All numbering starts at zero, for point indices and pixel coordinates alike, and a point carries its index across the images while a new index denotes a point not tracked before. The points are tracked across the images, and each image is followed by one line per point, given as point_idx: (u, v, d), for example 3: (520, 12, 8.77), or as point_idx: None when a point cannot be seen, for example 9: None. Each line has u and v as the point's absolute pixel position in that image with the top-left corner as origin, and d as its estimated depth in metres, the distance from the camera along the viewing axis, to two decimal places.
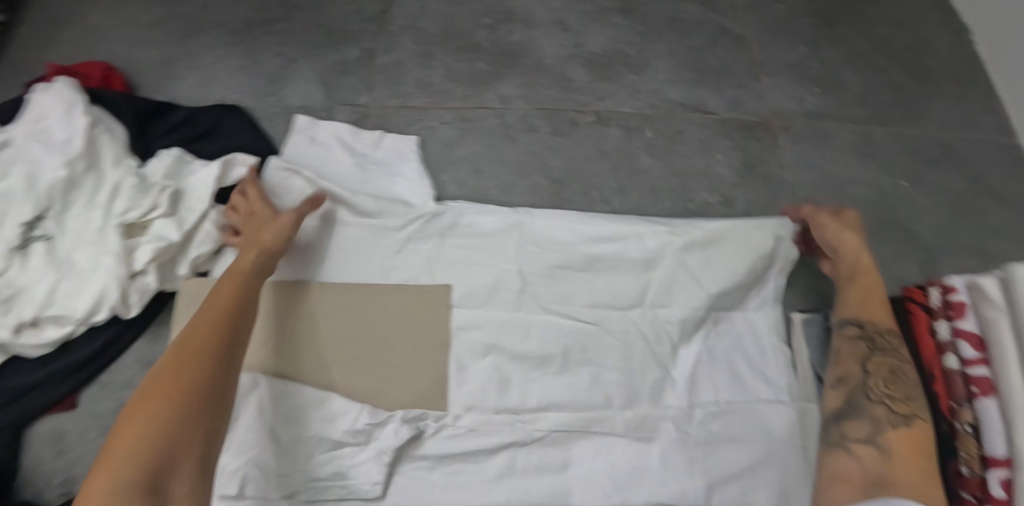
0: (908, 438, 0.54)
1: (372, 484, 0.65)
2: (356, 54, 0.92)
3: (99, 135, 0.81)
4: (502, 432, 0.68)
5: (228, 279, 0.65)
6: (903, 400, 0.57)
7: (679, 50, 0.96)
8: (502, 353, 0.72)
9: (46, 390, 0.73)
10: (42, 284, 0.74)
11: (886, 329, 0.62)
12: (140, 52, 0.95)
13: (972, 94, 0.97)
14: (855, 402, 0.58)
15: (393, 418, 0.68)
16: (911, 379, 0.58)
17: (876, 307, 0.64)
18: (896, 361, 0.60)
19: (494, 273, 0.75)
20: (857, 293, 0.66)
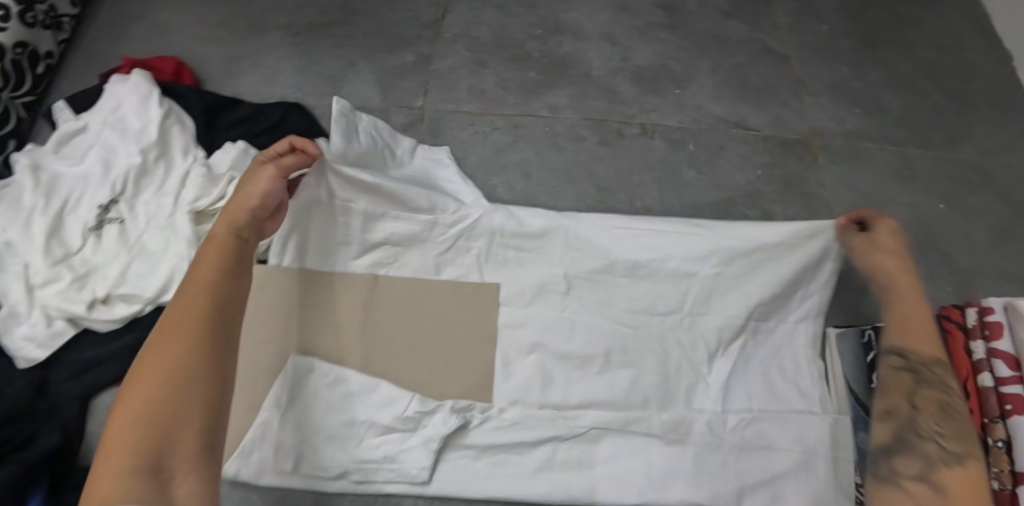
0: (964, 478, 0.52)
1: (420, 468, 0.69)
2: (413, 59, 0.96)
3: (171, 126, 0.86)
4: (545, 426, 0.72)
5: (214, 250, 0.61)
6: (956, 439, 0.55)
7: (723, 67, 0.99)
8: (547, 352, 0.76)
9: (112, 364, 0.77)
10: (115, 263, 0.78)
11: (932, 361, 0.60)
12: (207, 47, 0.99)
13: (1013, 121, 0.98)
14: (905, 438, 0.56)
15: (442, 407, 0.71)
16: (962, 416, 0.57)
17: (922, 336, 0.62)
18: (945, 397, 0.58)
19: (541, 276, 0.79)
20: (903, 322, 0.64)
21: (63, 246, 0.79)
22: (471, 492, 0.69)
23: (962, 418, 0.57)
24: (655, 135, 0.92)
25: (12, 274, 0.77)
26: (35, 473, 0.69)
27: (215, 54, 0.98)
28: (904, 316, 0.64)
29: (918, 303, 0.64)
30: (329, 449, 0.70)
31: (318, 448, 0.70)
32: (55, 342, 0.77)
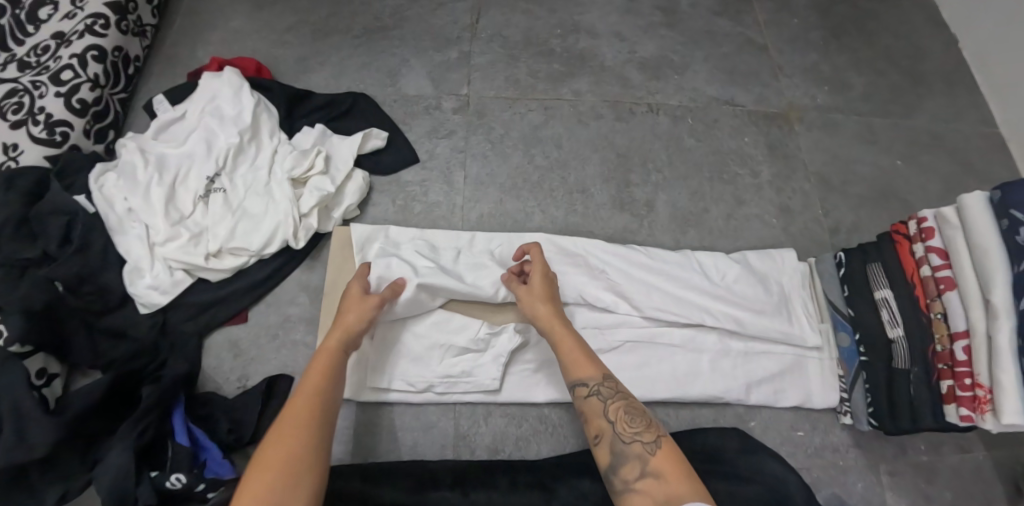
0: (665, 452, 0.63)
1: (491, 379, 0.84)
2: (456, 55, 1.14)
3: (261, 112, 1.02)
4: (593, 341, 0.88)
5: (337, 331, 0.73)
6: (647, 429, 0.65)
7: (714, 57, 1.19)
8: (590, 282, 0.90)
9: (226, 306, 0.93)
10: (223, 224, 0.93)
11: (603, 379, 0.70)
12: (277, 48, 1.16)
13: (958, 94, 1.20)
14: (616, 450, 0.65)
15: (507, 328, 0.85)
16: (642, 415, 0.67)
17: (585, 363, 0.72)
18: (624, 400, 0.69)
19: (565, 237, 0.95)
20: (571, 357, 0.72)
21: (177, 211, 0.94)
22: (535, 396, 0.86)
23: (643, 412, 0.68)
24: (661, 112, 1.10)
25: (134, 235, 0.92)
26: (179, 386, 0.83)
27: (286, 54, 1.15)
28: (570, 347, 0.73)
29: (568, 334, 0.74)
30: (420, 367, 0.85)
31: (410, 367, 0.85)
32: (175, 289, 0.91)
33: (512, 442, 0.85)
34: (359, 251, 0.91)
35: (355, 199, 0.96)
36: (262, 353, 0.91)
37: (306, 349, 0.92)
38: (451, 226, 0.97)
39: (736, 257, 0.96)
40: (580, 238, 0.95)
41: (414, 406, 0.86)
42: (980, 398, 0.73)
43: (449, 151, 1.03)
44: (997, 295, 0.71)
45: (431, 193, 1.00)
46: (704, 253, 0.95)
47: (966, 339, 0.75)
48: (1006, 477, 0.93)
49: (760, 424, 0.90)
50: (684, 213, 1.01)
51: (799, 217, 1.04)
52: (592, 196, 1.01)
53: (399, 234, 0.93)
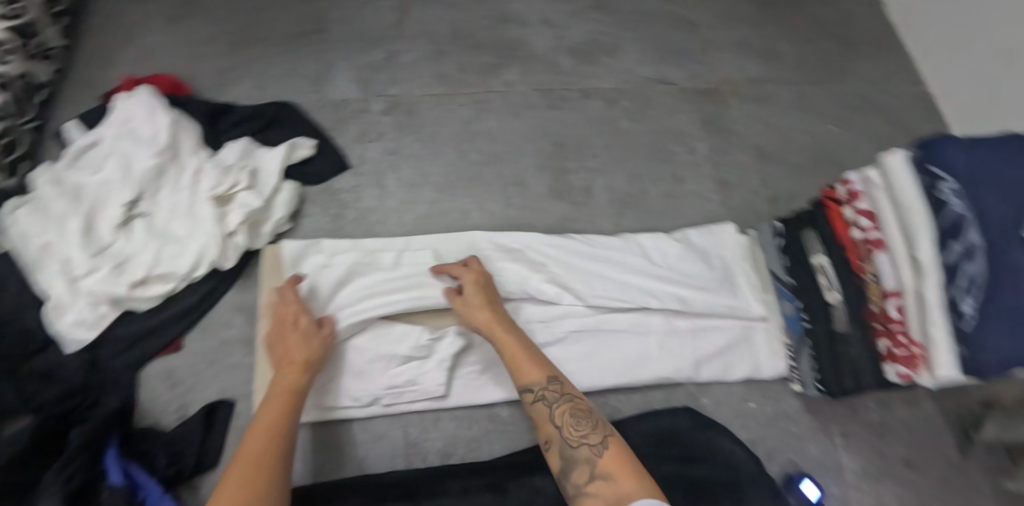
0: (613, 454, 0.62)
1: (438, 385, 0.83)
2: (382, 55, 1.11)
3: (179, 130, 0.98)
4: (538, 335, 0.87)
5: (294, 370, 0.73)
6: (593, 431, 0.65)
7: (645, 37, 1.18)
8: (531, 275, 0.88)
9: (159, 335, 0.90)
10: (147, 251, 0.89)
11: (547, 381, 0.70)
12: (195, 62, 1.11)
13: (887, 57, 1.21)
14: (567, 454, 0.65)
15: (448, 332, 0.83)
16: (590, 415, 0.67)
17: (529, 368, 0.71)
18: (570, 403, 0.68)
19: (505, 233, 0.93)
20: (513, 364, 0.72)
21: (97, 241, 0.90)
22: (484, 397, 0.84)
23: (591, 414, 0.67)
24: (594, 96, 1.09)
25: (52, 271, 0.87)
26: (109, 425, 0.80)
27: (205, 67, 1.10)
28: (512, 353, 0.73)
29: (511, 338, 0.74)
30: (362, 381, 0.82)
31: (353, 382, 0.82)
32: (101, 322, 0.87)
33: (464, 445, 0.83)
34: (292, 269, 0.89)
35: (284, 212, 0.93)
36: (200, 380, 0.89)
37: (245, 372, 0.89)
38: (387, 231, 0.94)
39: (676, 235, 0.96)
40: (519, 232, 0.94)
41: (361, 419, 0.84)
42: (915, 355, 0.74)
43: (381, 154, 1.01)
44: (922, 252, 0.71)
45: (364, 198, 0.97)
46: (646, 236, 0.95)
47: (898, 298, 0.75)
48: (953, 427, 0.95)
49: (712, 401, 0.90)
50: (623, 196, 1.00)
51: (738, 190, 1.04)
52: (529, 187, 0.99)
53: (333, 246, 0.91)
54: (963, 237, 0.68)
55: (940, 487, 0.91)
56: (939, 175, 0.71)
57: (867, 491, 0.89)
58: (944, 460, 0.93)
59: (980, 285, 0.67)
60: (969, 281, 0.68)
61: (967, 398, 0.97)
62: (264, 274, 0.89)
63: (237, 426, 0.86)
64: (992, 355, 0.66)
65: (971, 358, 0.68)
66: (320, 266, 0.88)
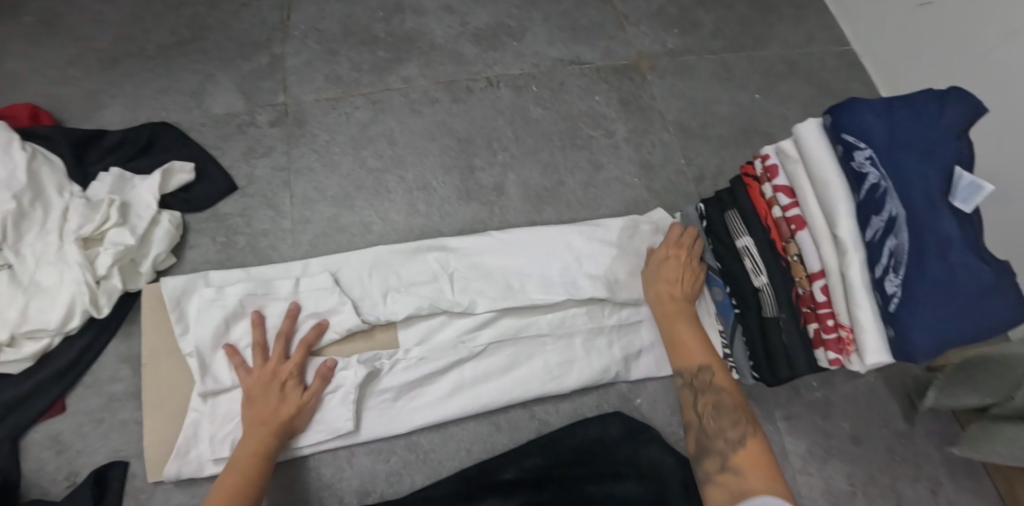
0: (747, 454, 0.64)
1: (345, 421, 0.76)
2: (267, 61, 1.01)
3: (40, 166, 0.88)
4: (452, 353, 0.80)
5: (263, 429, 0.70)
6: (734, 426, 0.67)
7: (553, 16, 1.10)
8: (444, 288, 0.82)
9: (37, 398, 0.81)
10: (12, 307, 0.80)
11: (699, 371, 0.74)
12: (59, 87, 1.00)
13: (807, 15, 1.15)
14: (703, 444, 0.68)
15: (351, 363, 0.77)
16: (732, 407, 0.69)
17: (691, 355, 0.75)
18: (716, 396, 0.71)
19: (412, 244, 0.86)
20: (676, 347, 0.77)
21: None
22: (400, 427, 0.78)
23: (737, 408, 0.69)
24: (501, 84, 1.02)
25: None
26: None
27: (70, 92, 1.00)
28: (676, 334, 0.78)
29: (684, 326, 0.78)
30: None
31: None
32: None
33: (383, 480, 0.77)
34: (173, 307, 0.79)
35: (165, 245, 0.84)
36: (90, 442, 0.80)
37: (140, 426, 0.81)
38: (282, 256, 0.87)
39: (597, 225, 0.89)
40: (427, 241, 0.87)
41: None
42: (845, 339, 0.69)
43: (270, 170, 0.92)
44: (843, 228, 0.66)
45: (255, 221, 0.89)
46: (566, 230, 0.88)
47: (824, 278, 0.70)
48: (898, 395, 0.92)
49: (646, 400, 0.85)
50: (538, 190, 0.94)
51: (661, 171, 0.98)
52: (435, 191, 0.92)
53: (222, 277, 0.82)
54: (882, 210, 0.63)
55: (888, 459, 0.88)
56: (853, 143, 0.65)
57: (814, 473, 0.86)
58: (891, 430, 0.90)
59: (904, 259, 0.62)
60: (892, 257, 0.63)
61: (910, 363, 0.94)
62: (149, 317, 0.82)
63: (134, 487, 0.78)
64: (920, 336, 0.61)
65: (899, 339, 0.63)
66: (208, 302, 0.79)
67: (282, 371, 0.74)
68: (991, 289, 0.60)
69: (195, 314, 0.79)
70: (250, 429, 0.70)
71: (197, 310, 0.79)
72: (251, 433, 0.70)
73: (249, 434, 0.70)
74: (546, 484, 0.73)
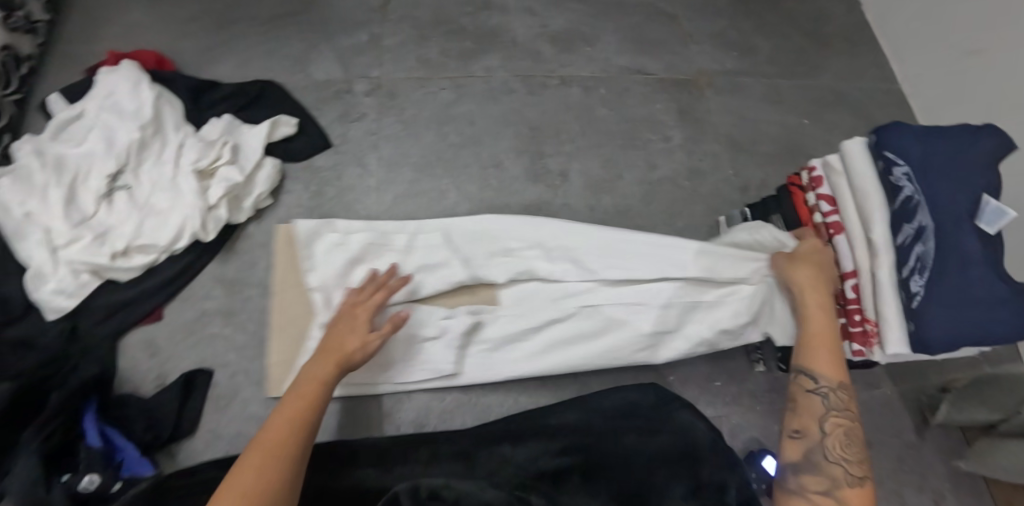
0: (857, 495, 0.68)
1: (447, 362, 0.85)
2: (365, 39, 1.12)
3: (163, 106, 0.99)
4: (548, 311, 0.88)
5: (327, 357, 0.75)
6: (857, 461, 0.70)
7: (624, 27, 1.19)
8: (541, 256, 0.89)
9: (140, 305, 0.91)
10: (129, 222, 0.91)
11: (837, 386, 0.73)
12: (179, 40, 1.12)
13: (861, 52, 1.24)
14: (814, 459, 0.71)
15: (455, 313, 0.87)
16: (859, 442, 0.72)
17: (830, 363, 0.74)
18: (849, 422, 0.72)
19: (509, 215, 0.94)
20: (815, 343, 0.76)
21: (81, 212, 0.91)
22: (496, 374, 0.87)
23: (860, 447, 0.72)
24: (573, 84, 1.12)
25: (34, 240, 0.89)
26: (88, 389, 0.82)
27: (187, 46, 1.11)
28: (819, 337, 0.76)
29: (826, 329, 0.76)
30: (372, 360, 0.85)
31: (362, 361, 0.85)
32: (82, 291, 0.89)
33: (436, 416, 0.87)
34: (304, 247, 0.90)
35: (266, 187, 0.96)
36: (180, 351, 0.90)
37: (225, 342, 0.91)
38: (368, 209, 0.97)
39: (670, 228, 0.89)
40: (512, 215, 0.95)
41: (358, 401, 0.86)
42: (869, 332, 0.78)
43: (362, 135, 1.03)
44: (877, 234, 0.75)
45: (345, 177, 0.99)
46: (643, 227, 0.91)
47: (855, 278, 0.79)
48: (912, 410, 0.99)
49: (678, 378, 0.93)
50: (597, 181, 1.04)
51: (710, 178, 1.07)
52: (506, 170, 1.02)
53: (346, 226, 0.92)
54: (913, 219, 0.72)
55: (896, 464, 0.95)
56: (892, 160, 0.74)
57: None
58: (902, 440, 0.97)
59: (929, 264, 0.71)
60: (918, 260, 0.72)
61: (926, 382, 1.01)
62: (281, 257, 0.92)
63: (216, 394, 0.88)
64: (938, 331, 0.70)
65: (917, 334, 0.71)
66: (333, 245, 0.89)
67: (350, 320, 0.79)
68: (1004, 301, 0.69)
69: (319, 254, 0.89)
70: (309, 363, 0.75)
71: (323, 252, 0.89)
72: (312, 363, 0.75)
73: (311, 364, 0.75)
74: (589, 431, 0.81)
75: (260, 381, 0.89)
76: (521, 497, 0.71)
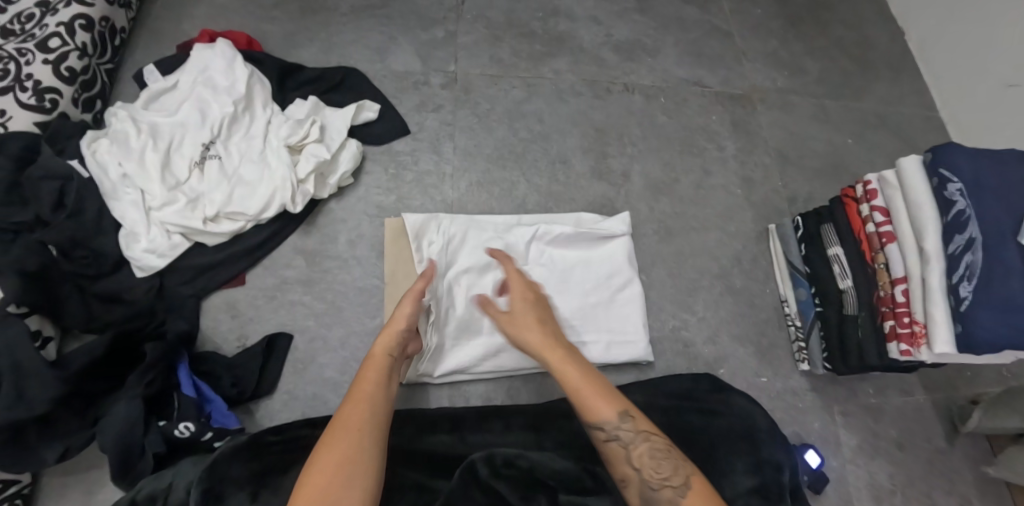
0: (696, 497, 0.65)
1: None
2: (441, 35, 1.18)
3: (254, 83, 1.05)
4: (622, 308, 0.96)
5: (384, 336, 0.79)
6: (675, 472, 0.67)
7: (683, 41, 1.26)
8: (609, 260, 0.98)
9: (225, 268, 0.96)
10: (219, 190, 0.96)
11: (609, 423, 0.70)
12: (265, 25, 1.17)
13: (903, 79, 1.31)
14: (650, 497, 0.67)
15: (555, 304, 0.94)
16: (669, 454, 0.69)
17: (599, 403, 0.71)
18: (648, 443, 0.69)
19: (575, 218, 1.01)
20: (570, 391, 0.73)
21: (173, 177, 0.96)
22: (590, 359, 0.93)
23: (677, 457, 0.69)
24: (635, 91, 1.18)
25: (128, 200, 0.94)
26: (181, 343, 0.86)
27: (273, 30, 1.17)
28: (568, 378, 0.74)
29: (575, 368, 0.74)
30: (474, 347, 0.91)
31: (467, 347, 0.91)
32: (172, 252, 0.94)
33: (504, 392, 0.92)
34: (415, 239, 0.95)
35: (351, 165, 1.01)
36: (261, 314, 0.95)
37: (303, 309, 0.96)
38: (443, 194, 1.03)
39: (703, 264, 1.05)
40: (571, 215, 1.02)
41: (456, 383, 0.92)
42: (917, 334, 0.82)
43: (438, 124, 1.09)
44: (929, 243, 0.80)
45: (421, 162, 1.05)
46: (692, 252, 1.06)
47: (905, 283, 0.84)
48: (943, 418, 1.04)
49: (728, 371, 0.99)
50: (657, 182, 1.10)
51: (760, 187, 1.14)
52: (572, 166, 1.09)
53: (451, 221, 0.97)
54: (964, 231, 0.77)
55: (926, 468, 1.00)
56: (947, 177, 0.80)
57: (861, 466, 0.98)
58: (933, 445, 1.02)
59: (977, 272, 0.76)
60: (967, 268, 0.76)
61: (956, 393, 1.06)
62: (390, 241, 0.99)
63: (293, 357, 0.92)
64: (985, 333, 0.74)
65: (965, 335, 0.76)
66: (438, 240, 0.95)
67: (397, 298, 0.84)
68: None
69: (424, 242, 0.95)
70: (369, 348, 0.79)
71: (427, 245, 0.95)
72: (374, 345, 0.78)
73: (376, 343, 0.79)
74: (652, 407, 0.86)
75: (337, 348, 0.94)
76: (589, 469, 0.76)
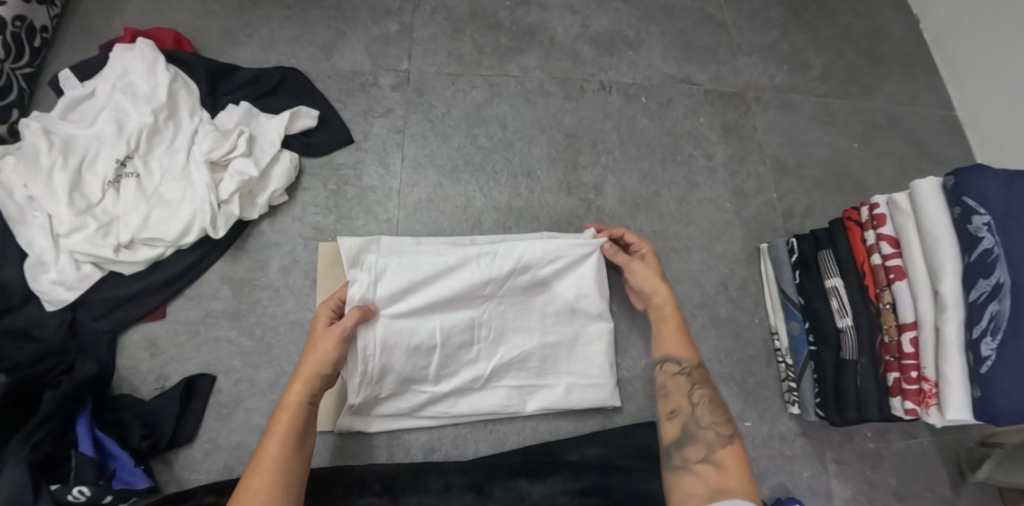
0: (732, 451, 0.69)
1: (495, 396, 0.82)
2: (395, 28, 1.05)
3: (178, 90, 0.93)
4: (579, 347, 0.85)
5: (297, 382, 0.69)
6: (723, 424, 0.71)
7: (670, 32, 1.11)
8: (569, 290, 0.84)
9: (142, 300, 0.86)
10: (136, 212, 0.85)
11: (694, 364, 0.76)
12: (200, 20, 1.05)
13: (918, 73, 1.15)
14: (689, 431, 0.71)
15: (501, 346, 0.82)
16: (722, 407, 0.74)
17: (685, 346, 0.77)
18: (710, 391, 0.75)
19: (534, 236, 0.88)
20: (671, 329, 0.78)
21: (85, 198, 0.85)
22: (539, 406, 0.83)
23: (722, 411, 0.73)
24: (613, 90, 1.05)
25: (36, 225, 0.83)
26: (82, 392, 0.77)
27: (208, 26, 1.05)
28: (673, 322, 0.79)
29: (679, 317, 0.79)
30: (410, 395, 0.80)
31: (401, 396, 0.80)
32: (81, 284, 0.84)
33: (450, 440, 0.82)
34: None
35: (282, 182, 0.90)
36: (183, 352, 0.85)
37: (230, 346, 0.86)
38: (388, 212, 0.92)
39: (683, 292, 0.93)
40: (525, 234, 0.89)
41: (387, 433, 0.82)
42: (926, 392, 0.72)
43: (385, 132, 0.97)
44: (947, 286, 0.68)
45: (365, 176, 0.94)
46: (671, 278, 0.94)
47: (914, 330, 0.73)
48: (949, 464, 0.92)
49: None
50: (635, 197, 0.97)
51: (752, 201, 1.00)
52: (537, 180, 0.96)
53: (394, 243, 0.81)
54: (990, 274, 0.65)
55: None
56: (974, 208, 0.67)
57: None
58: (936, 495, 0.90)
59: (1003, 325, 0.64)
60: (992, 320, 0.65)
61: (966, 435, 0.94)
62: (325, 266, 0.88)
63: (216, 401, 0.83)
64: (1008, 401, 0.63)
65: (984, 400, 0.66)
66: None
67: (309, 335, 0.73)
68: None
69: None
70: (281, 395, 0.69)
71: None
72: (285, 394, 0.68)
73: (289, 391, 0.69)
74: (610, 470, 0.76)
75: (266, 391, 0.84)
76: None
